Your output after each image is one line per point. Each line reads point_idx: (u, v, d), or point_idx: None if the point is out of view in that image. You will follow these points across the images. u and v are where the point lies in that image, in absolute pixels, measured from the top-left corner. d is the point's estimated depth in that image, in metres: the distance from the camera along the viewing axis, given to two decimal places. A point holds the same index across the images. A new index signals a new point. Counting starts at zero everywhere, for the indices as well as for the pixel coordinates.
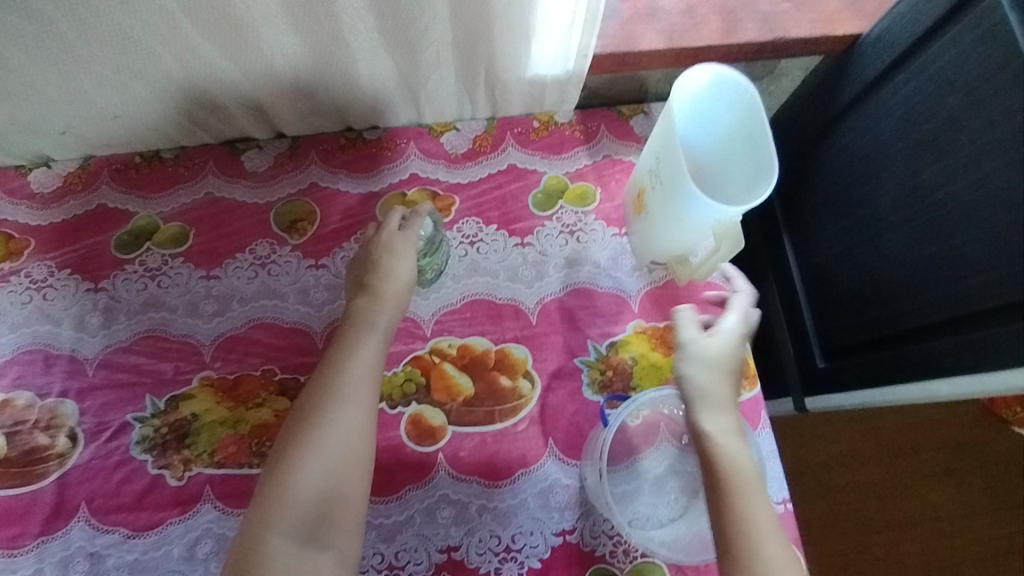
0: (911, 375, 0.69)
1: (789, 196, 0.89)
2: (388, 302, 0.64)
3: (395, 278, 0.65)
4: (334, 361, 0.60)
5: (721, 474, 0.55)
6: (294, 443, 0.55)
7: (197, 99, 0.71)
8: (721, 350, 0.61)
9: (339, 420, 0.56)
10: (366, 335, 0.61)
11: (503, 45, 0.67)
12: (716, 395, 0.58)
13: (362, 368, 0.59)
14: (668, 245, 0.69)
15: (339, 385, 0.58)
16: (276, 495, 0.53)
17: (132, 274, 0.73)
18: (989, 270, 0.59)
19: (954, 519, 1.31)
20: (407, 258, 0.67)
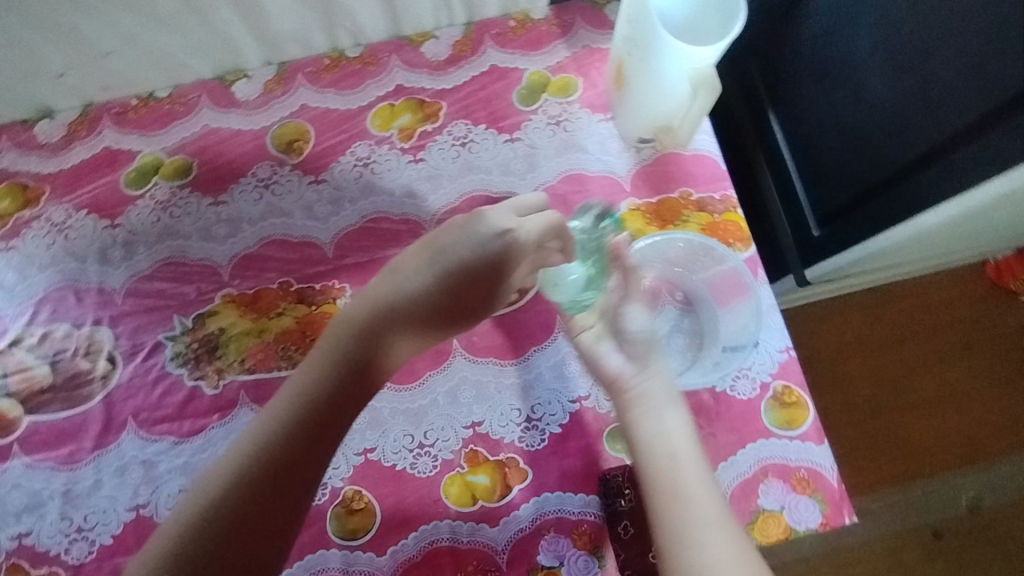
0: (901, 215, 0.72)
1: (770, 73, 0.91)
2: (412, 312, 0.61)
3: (422, 281, 0.61)
4: (288, 394, 0.58)
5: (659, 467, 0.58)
6: (213, 475, 0.55)
7: (183, 28, 0.74)
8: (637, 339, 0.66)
9: (262, 472, 0.54)
10: (342, 368, 0.58)
11: None
12: (651, 398, 0.62)
13: (312, 415, 0.57)
14: (655, 116, 0.72)
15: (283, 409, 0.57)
16: (180, 528, 0.52)
17: (145, 208, 0.76)
18: (960, 89, 0.61)
19: (970, 393, 1.33)
20: (466, 253, 0.61)
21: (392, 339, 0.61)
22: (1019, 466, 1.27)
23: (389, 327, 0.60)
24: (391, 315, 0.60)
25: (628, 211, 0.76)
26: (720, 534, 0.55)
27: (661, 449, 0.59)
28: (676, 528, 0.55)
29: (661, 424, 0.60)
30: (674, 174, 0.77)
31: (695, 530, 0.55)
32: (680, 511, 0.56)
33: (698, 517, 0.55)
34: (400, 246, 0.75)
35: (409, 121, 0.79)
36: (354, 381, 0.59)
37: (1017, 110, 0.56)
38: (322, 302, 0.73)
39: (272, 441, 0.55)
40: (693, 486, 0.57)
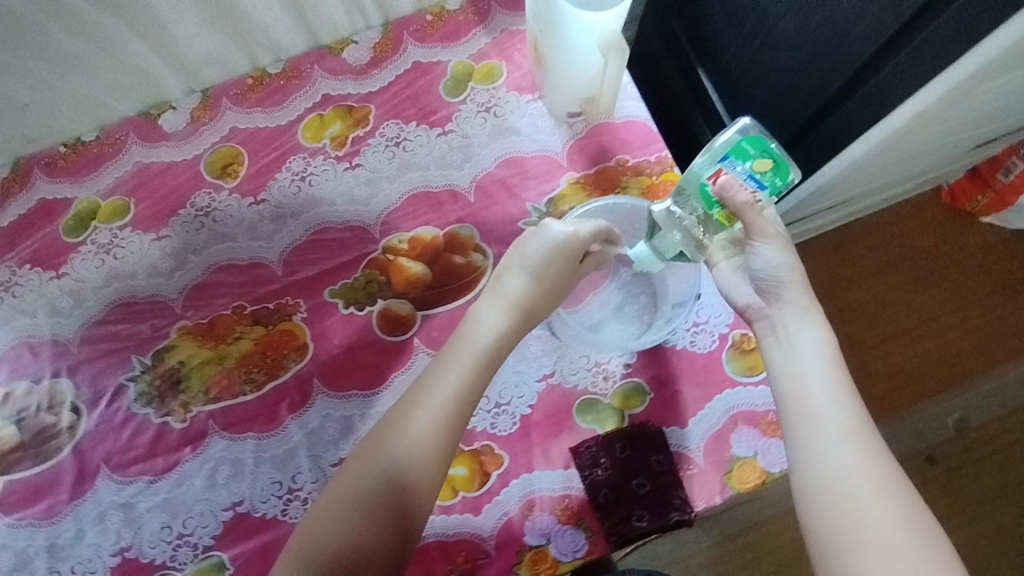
0: (835, 147, 0.74)
1: (693, 30, 0.91)
2: (509, 312, 0.63)
3: (517, 283, 0.64)
4: (420, 388, 0.59)
5: (801, 396, 0.56)
6: (360, 465, 0.56)
7: (97, 67, 0.73)
8: (777, 266, 0.59)
9: (408, 457, 0.55)
10: (455, 363, 0.60)
11: None
12: (793, 322, 0.59)
13: (418, 434, 0.56)
14: (579, 87, 0.73)
15: (420, 399, 0.58)
16: (336, 510, 0.54)
17: (88, 253, 0.76)
18: (864, 16, 0.62)
19: (944, 318, 1.34)
20: (549, 263, 0.65)
21: (499, 335, 0.62)
22: (998, 381, 1.30)
23: (490, 324, 0.62)
24: (492, 315, 0.63)
25: (568, 186, 0.77)
26: (857, 446, 0.52)
27: (806, 366, 0.57)
28: (806, 440, 0.54)
29: (797, 347, 0.58)
30: (607, 143, 0.77)
31: (830, 444, 0.53)
32: (811, 425, 0.54)
33: (831, 431, 0.53)
34: (348, 254, 0.75)
35: (340, 128, 0.79)
36: (478, 370, 0.60)
37: (920, 26, 0.57)
38: (278, 320, 0.73)
39: (405, 434, 0.56)
40: (821, 401, 0.55)
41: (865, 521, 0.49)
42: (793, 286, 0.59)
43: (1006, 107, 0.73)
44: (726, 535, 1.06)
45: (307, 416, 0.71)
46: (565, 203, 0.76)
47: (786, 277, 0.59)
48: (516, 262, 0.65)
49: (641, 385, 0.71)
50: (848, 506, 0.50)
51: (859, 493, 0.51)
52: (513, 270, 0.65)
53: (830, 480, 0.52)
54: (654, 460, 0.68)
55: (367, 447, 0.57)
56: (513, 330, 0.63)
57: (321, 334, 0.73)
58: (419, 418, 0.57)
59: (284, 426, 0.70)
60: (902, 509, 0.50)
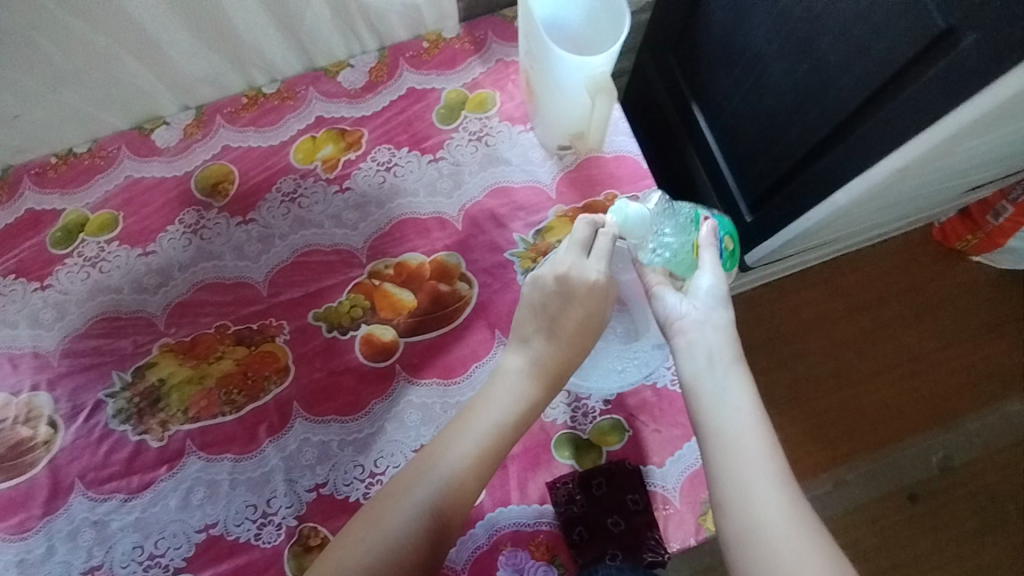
0: (819, 193, 0.73)
1: (689, 67, 0.93)
2: (531, 377, 0.62)
3: (546, 346, 0.62)
4: (432, 452, 0.59)
5: (741, 439, 0.56)
6: (356, 530, 0.55)
7: (93, 81, 0.73)
8: (717, 300, 0.63)
9: (417, 515, 0.55)
10: (475, 426, 0.59)
11: None
12: (719, 356, 0.61)
13: (427, 506, 0.56)
14: (569, 124, 0.74)
15: (433, 463, 0.58)
16: None
17: (73, 266, 0.75)
18: (851, 67, 0.63)
19: (930, 357, 1.34)
20: (576, 316, 0.61)
21: (519, 405, 0.61)
22: (981, 422, 1.30)
23: (515, 390, 0.61)
24: (518, 380, 0.62)
25: (556, 218, 0.77)
26: (777, 484, 0.54)
27: (726, 414, 0.58)
28: (732, 490, 0.55)
29: (725, 385, 0.59)
30: (597, 178, 0.78)
31: (756, 492, 0.54)
32: (735, 469, 0.55)
33: (755, 479, 0.55)
34: (335, 277, 0.76)
35: (332, 151, 0.79)
36: (498, 437, 0.59)
37: (906, 82, 0.57)
38: (261, 342, 0.73)
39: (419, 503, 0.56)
40: (751, 445, 0.56)
41: (803, 563, 0.50)
42: (700, 328, 0.62)
43: (989, 161, 0.74)
44: (705, 567, 1.06)
45: (285, 440, 0.71)
46: (553, 235, 0.76)
47: (719, 311, 0.63)
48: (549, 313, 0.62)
49: (620, 422, 0.71)
50: (787, 556, 0.51)
51: (792, 539, 0.52)
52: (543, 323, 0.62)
53: (772, 528, 0.52)
54: (630, 499, 0.68)
55: (373, 502, 0.57)
56: (536, 396, 0.61)
57: (302, 357, 0.73)
58: (434, 477, 0.57)
59: (262, 448, 0.70)
60: (822, 543, 0.52)
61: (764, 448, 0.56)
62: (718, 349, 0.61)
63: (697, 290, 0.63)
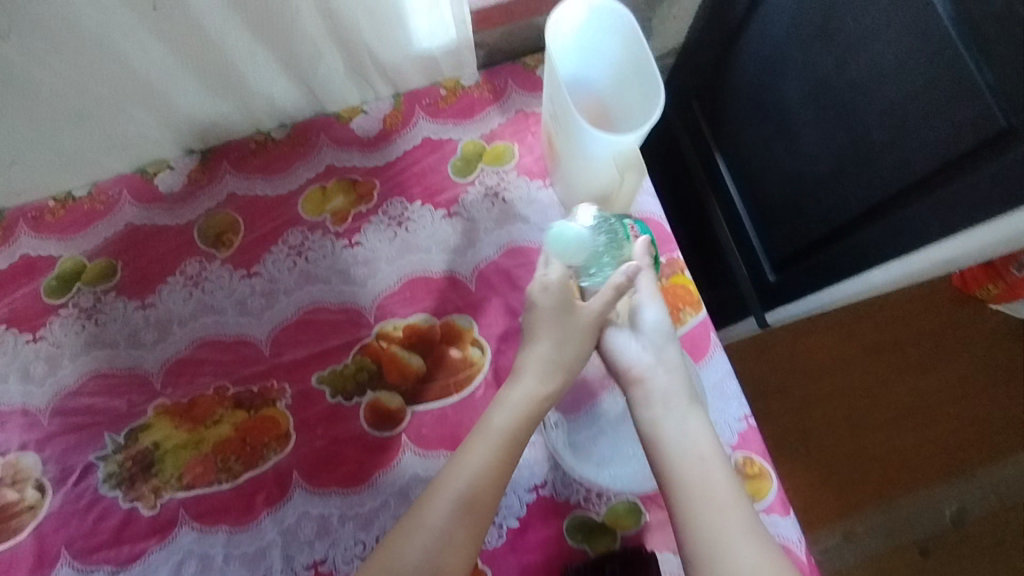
0: (852, 267, 0.69)
1: (714, 115, 0.89)
2: (533, 401, 0.60)
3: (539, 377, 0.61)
4: (437, 482, 0.57)
5: (702, 485, 0.56)
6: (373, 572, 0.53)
7: (95, 128, 0.70)
8: (663, 330, 0.64)
9: (431, 544, 0.54)
10: (475, 445, 0.58)
11: (374, 30, 0.67)
12: (672, 394, 0.61)
13: (442, 536, 0.54)
14: (590, 188, 0.69)
15: (439, 491, 0.56)
16: None
17: (68, 317, 0.72)
18: (895, 149, 0.59)
19: (945, 407, 1.30)
20: (558, 338, 0.62)
21: (522, 420, 0.59)
22: (998, 476, 1.26)
23: (513, 401, 0.60)
24: (515, 392, 0.61)
25: None
26: (745, 529, 0.54)
27: (692, 462, 0.57)
28: (703, 550, 0.54)
29: (684, 427, 0.59)
30: None
31: (727, 548, 0.53)
32: (703, 518, 0.54)
33: (725, 537, 0.53)
34: (340, 338, 0.72)
35: (342, 202, 0.76)
36: (503, 448, 0.58)
37: (958, 174, 0.54)
38: (261, 405, 0.70)
39: (430, 534, 0.54)
40: (716, 490, 0.56)
41: None
42: (652, 366, 0.62)
43: None
44: None
45: (283, 513, 0.67)
46: None
47: (666, 347, 0.64)
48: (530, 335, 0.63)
49: (637, 504, 0.67)
50: None
51: None
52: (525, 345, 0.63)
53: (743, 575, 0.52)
54: None
55: (380, 548, 0.55)
56: (537, 407, 0.60)
57: (304, 423, 0.69)
58: (440, 503, 0.55)
59: (259, 520, 0.67)
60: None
61: (728, 491, 0.56)
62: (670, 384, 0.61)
63: (642, 325, 0.64)
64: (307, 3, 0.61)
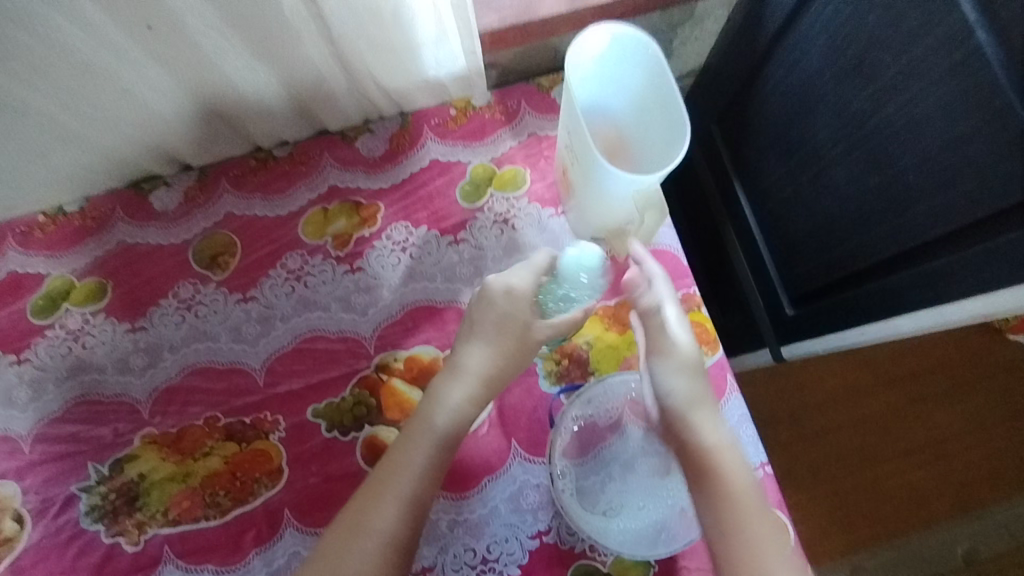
0: (879, 312, 0.65)
1: (735, 143, 0.85)
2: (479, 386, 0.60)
3: (483, 356, 0.60)
4: (377, 482, 0.57)
5: (724, 468, 0.56)
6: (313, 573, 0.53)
7: (88, 145, 0.67)
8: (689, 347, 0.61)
9: (374, 550, 0.54)
10: (416, 446, 0.58)
11: (380, 66, 0.65)
12: (696, 396, 0.59)
13: (383, 541, 0.54)
14: (604, 220, 0.66)
15: (382, 492, 0.56)
16: None
17: (54, 339, 0.69)
18: (932, 195, 0.56)
19: (967, 441, 1.17)
20: (496, 330, 0.61)
21: (460, 418, 0.59)
22: None
23: (452, 399, 0.59)
24: (455, 388, 0.60)
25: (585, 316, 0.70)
26: (762, 517, 0.55)
27: (728, 482, 0.56)
28: (739, 569, 0.53)
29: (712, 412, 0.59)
30: None
31: (760, 572, 0.53)
32: (721, 500, 0.55)
33: (758, 552, 0.53)
34: (339, 368, 0.69)
35: (344, 226, 0.73)
36: (442, 452, 0.58)
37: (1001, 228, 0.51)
38: (253, 438, 0.67)
39: (371, 543, 0.54)
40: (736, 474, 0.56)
41: None
42: (677, 362, 0.60)
43: None
44: None
45: (273, 553, 0.64)
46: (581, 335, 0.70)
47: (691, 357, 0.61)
48: (470, 328, 0.62)
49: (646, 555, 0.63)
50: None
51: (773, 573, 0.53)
52: (466, 336, 0.62)
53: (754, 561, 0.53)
54: None
55: (319, 556, 0.54)
56: (477, 403, 0.60)
57: (298, 458, 0.66)
58: (385, 509, 0.55)
59: (247, 560, 0.63)
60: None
61: (746, 476, 0.57)
62: (703, 414, 0.59)
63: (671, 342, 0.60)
64: (317, 31, 0.59)
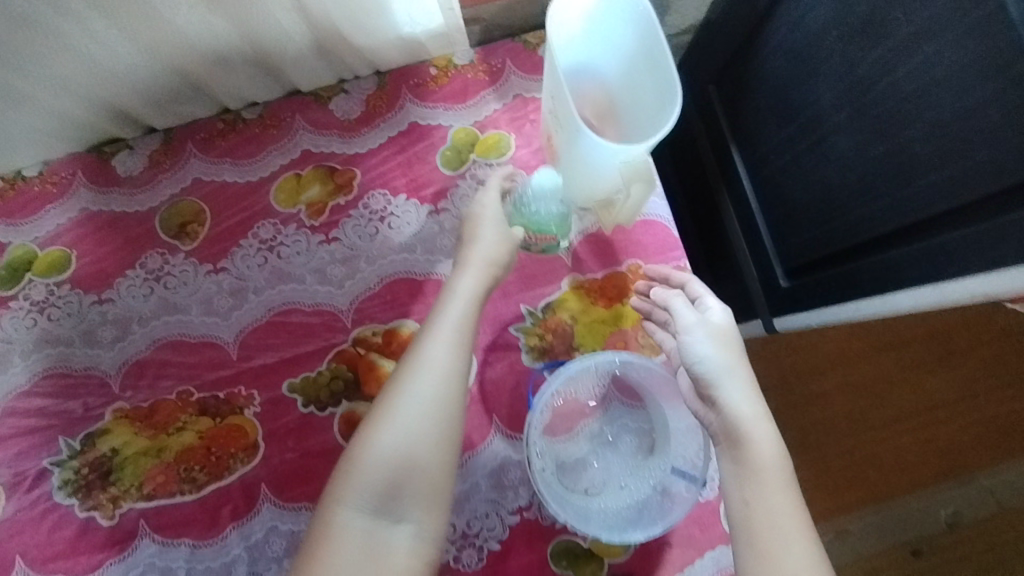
0: (874, 289, 0.63)
1: (734, 105, 0.81)
2: (483, 269, 0.59)
3: (491, 241, 0.60)
4: (412, 352, 0.55)
5: (743, 430, 0.52)
6: (365, 438, 0.53)
7: (39, 104, 0.63)
8: (720, 325, 0.56)
9: (429, 396, 0.53)
10: (444, 313, 0.57)
11: (349, 24, 0.61)
12: (725, 368, 0.53)
13: (434, 392, 0.53)
14: (593, 190, 0.62)
15: (419, 355, 0.55)
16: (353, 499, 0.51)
17: (18, 311, 0.67)
18: (941, 165, 0.53)
19: (951, 409, 1.15)
20: (496, 224, 0.62)
21: (479, 290, 0.58)
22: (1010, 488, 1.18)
23: (466, 285, 0.58)
24: (467, 274, 0.59)
25: (570, 290, 0.68)
26: (783, 485, 0.50)
27: (751, 454, 0.51)
28: (753, 535, 0.49)
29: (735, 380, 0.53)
30: (621, 245, 0.69)
31: (775, 540, 0.48)
32: (738, 455, 0.52)
33: (777, 520, 0.49)
34: (315, 342, 0.67)
35: (319, 193, 0.69)
36: (472, 312, 0.57)
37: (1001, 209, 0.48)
38: (228, 413, 0.65)
39: (420, 395, 0.53)
40: (756, 438, 0.52)
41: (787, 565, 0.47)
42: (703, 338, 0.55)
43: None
44: None
45: (250, 527, 0.63)
46: (565, 310, 0.68)
47: (716, 332, 0.55)
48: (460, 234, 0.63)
49: None
50: (780, 554, 0.47)
51: (789, 539, 0.48)
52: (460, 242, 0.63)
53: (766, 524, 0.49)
54: None
55: (367, 424, 0.53)
56: (487, 287, 0.59)
57: (273, 434, 0.65)
58: (424, 369, 0.54)
59: (223, 535, 0.63)
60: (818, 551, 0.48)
61: (770, 442, 0.52)
62: (734, 383, 0.53)
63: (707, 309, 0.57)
64: None
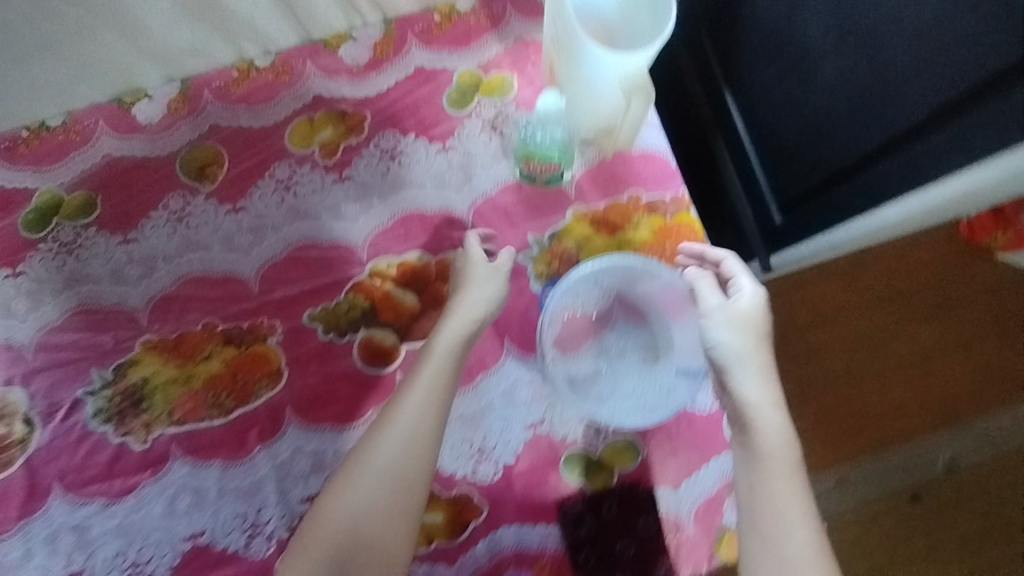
0: (862, 205, 0.67)
1: (725, 48, 0.85)
2: (470, 319, 0.61)
3: (477, 292, 0.62)
4: (395, 401, 0.57)
5: (749, 417, 0.55)
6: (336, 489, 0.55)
7: (65, 50, 0.66)
8: (742, 311, 0.59)
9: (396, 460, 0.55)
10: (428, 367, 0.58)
11: None
12: (741, 355, 0.57)
13: (401, 453, 0.55)
14: (595, 115, 0.68)
15: (399, 407, 0.57)
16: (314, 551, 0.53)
17: (48, 252, 0.70)
18: (920, 75, 0.57)
19: (944, 357, 1.15)
20: (479, 277, 0.64)
21: (465, 339, 0.60)
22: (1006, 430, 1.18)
23: (451, 333, 0.60)
24: (454, 323, 0.61)
25: (575, 219, 0.71)
26: (787, 470, 0.53)
27: (757, 442, 0.54)
28: (754, 515, 0.52)
29: (746, 370, 0.57)
30: (621, 175, 0.72)
31: (773, 522, 0.51)
32: (744, 440, 0.55)
33: (779, 505, 0.52)
34: (333, 275, 0.70)
35: (331, 135, 0.73)
36: (452, 366, 0.59)
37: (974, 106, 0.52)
38: (252, 342, 0.68)
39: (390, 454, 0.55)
40: (763, 426, 0.55)
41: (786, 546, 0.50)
42: (717, 327, 0.59)
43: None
44: None
45: (277, 448, 0.66)
46: (570, 238, 0.71)
47: (733, 320, 0.59)
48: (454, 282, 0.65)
49: (636, 441, 0.67)
50: (777, 537, 0.51)
51: (789, 522, 0.51)
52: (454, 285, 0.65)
53: (766, 509, 0.52)
54: (641, 523, 0.65)
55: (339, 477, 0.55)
56: (469, 341, 0.61)
57: (296, 361, 0.68)
58: (399, 425, 0.56)
59: (252, 455, 0.66)
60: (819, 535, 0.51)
61: (780, 428, 0.55)
62: (747, 370, 0.57)
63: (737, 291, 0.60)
64: None
